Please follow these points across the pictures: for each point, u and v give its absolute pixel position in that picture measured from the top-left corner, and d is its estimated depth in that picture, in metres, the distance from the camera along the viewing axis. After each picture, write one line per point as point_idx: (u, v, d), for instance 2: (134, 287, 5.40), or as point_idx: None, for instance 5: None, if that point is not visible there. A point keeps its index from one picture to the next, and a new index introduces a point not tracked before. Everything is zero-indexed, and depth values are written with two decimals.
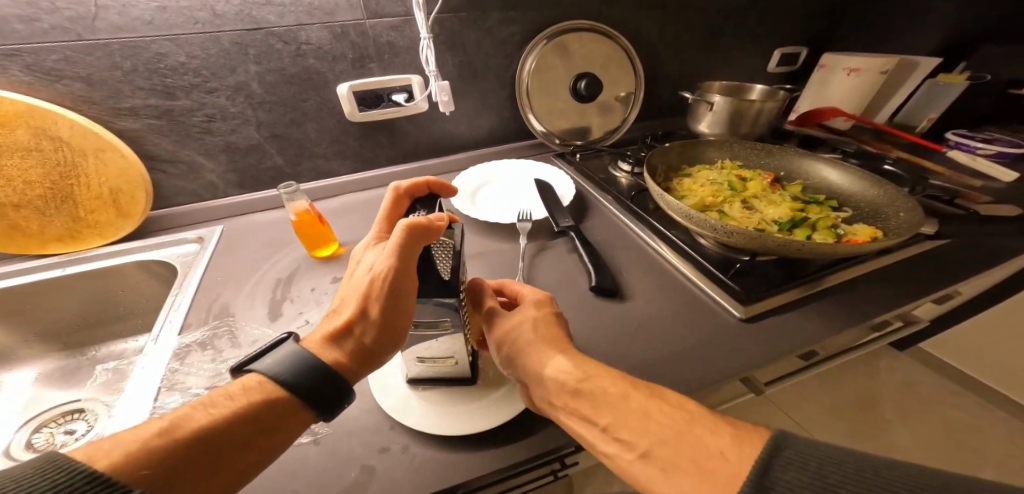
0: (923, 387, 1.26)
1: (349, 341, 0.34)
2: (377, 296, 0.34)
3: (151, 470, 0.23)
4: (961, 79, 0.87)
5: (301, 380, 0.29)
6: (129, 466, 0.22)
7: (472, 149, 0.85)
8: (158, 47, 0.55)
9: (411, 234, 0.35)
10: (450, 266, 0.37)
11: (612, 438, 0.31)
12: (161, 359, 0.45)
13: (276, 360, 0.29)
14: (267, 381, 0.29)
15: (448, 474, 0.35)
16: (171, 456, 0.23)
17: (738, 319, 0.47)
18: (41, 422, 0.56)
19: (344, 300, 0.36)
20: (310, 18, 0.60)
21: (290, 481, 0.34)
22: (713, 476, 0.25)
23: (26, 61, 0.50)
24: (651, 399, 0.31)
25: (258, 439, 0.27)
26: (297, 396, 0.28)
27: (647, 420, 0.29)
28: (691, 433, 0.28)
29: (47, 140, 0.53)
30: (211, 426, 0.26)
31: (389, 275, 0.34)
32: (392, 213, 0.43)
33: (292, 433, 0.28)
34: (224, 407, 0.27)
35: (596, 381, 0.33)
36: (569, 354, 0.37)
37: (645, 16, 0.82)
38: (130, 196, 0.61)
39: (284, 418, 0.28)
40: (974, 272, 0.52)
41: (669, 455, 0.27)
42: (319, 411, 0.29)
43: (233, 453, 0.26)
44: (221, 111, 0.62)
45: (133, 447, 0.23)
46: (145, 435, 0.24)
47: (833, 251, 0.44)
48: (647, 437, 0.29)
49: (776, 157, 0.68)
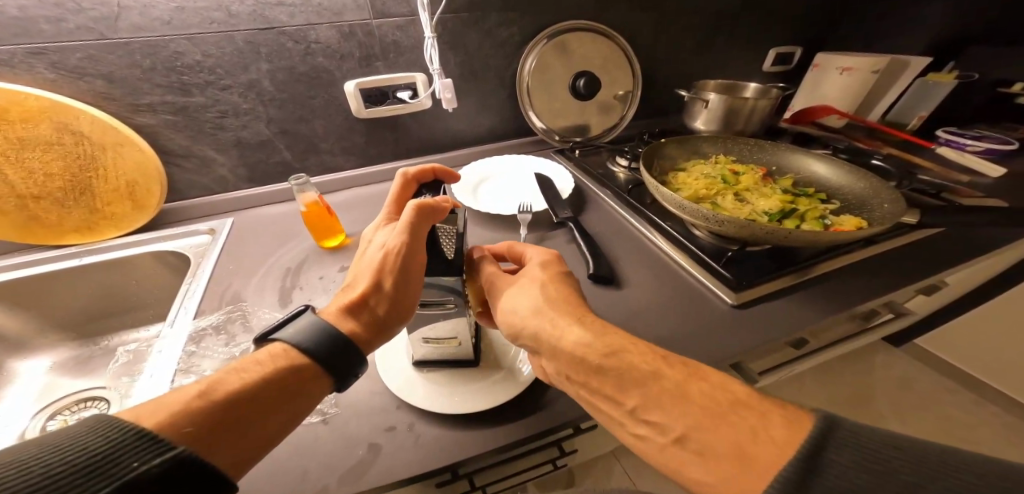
0: (918, 382, 1.27)
1: (364, 313, 0.36)
2: (390, 269, 0.37)
3: (193, 428, 0.25)
4: (950, 78, 0.89)
5: (322, 349, 0.31)
6: (174, 424, 0.24)
7: (474, 146, 0.87)
8: (175, 45, 0.57)
9: (421, 211, 0.38)
10: (453, 246, 0.40)
11: (640, 419, 0.31)
12: (177, 343, 0.47)
13: (298, 330, 0.31)
14: (290, 349, 0.31)
15: (452, 448, 0.37)
16: (209, 416, 0.26)
17: (729, 306, 0.50)
18: (57, 408, 0.58)
19: (357, 276, 0.38)
20: (320, 18, 0.62)
21: (301, 457, 0.36)
22: (755, 460, 0.25)
23: (51, 59, 0.53)
24: (689, 378, 0.31)
25: (284, 404, 0.29)
26: (318, 364, 0.31)
27: (681, 402, 0.29)
28: (730, 416, 0.28)
29: (69, 134, 0.56)
30: (243, 390, 0.28)
31: (401, 249, 0.36)
32: (400, 198, 0.46)
33: (315, 397, 0.31)
34: (253, 372, 0.29)
35: (622, 356, 0.33)
36: (584, 323, 0.37)
37: (643, 16, 0.84)
38: (146, 189, 0.63)
39: (307, 384, 0.30)
40: (956, 262, 0.55)
41: (706, 440, 0.27)
42: (337, 379, 0.32)
43: (263, 415, 0.28)
44: (233, 107, 0.65)
45: (176, 408, 0.25)
46: (184, 398, 0.26)
47: (819, 239, 0.46)
48: (684, 421, 0.29)
49: (769, 152, 0.71)
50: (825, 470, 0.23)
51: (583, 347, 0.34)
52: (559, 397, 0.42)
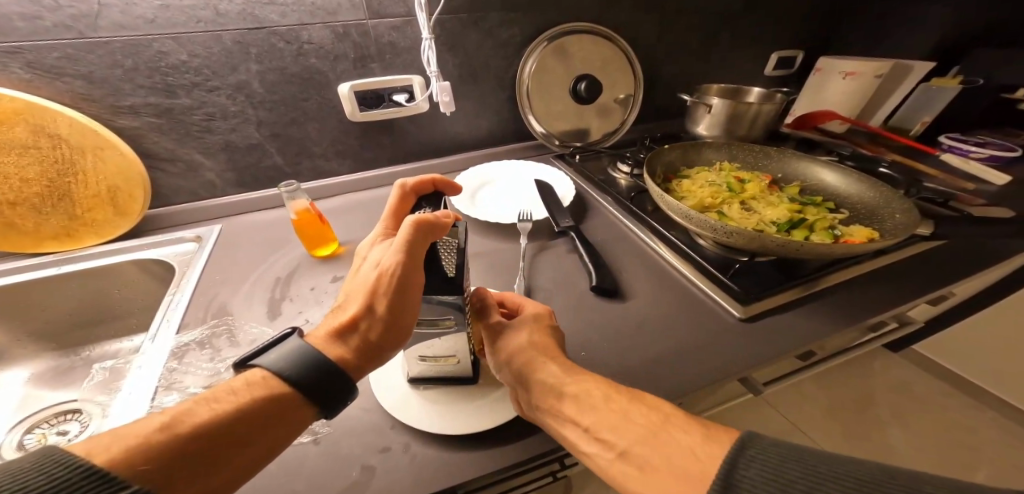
0: (918, 388, 1.27)
1: (354, 337, 0.34)
2: (384, 291, 0.34)
3: (149, 466, 0.22)
4: (954, 83, 0.88)
5: (306, 376, 0.29)
6: (128, 462, 0.22)
7: (472, 150, 0.85)
8: (160, 45, 0.55)
9: (420, 228, 0.35)
10: (455, 263, 0.37)
11: (593, 438, 0.32)
12: (158, 358, 0.44)
13: (281, 355, 0.29)
14: (270, 377, 0.29)
15: (449, 473, 0.35)
16: (170, 452, 0.23)
17: (737, 319, 0.48)
18: (34, 422, 0.56)
19: (350, 296, 0.36)
20: (313, 18, 0.60)
21: (288, 482, 0.34)
22: (687, 472, 0.27)
23: (27, 59, 0.50)
24: (634, 402, 0.33)
25: (258, 438, 0.26)
26: (299, 391, 0.28)
27: (627, 421, 0.31)
28: (668, 434, 0.29)
29: (46, 137, 0.53)
30: (213, 421, 0.25)
31: (396, 270, 0.34)
32: (398, 212, 0.43)
33: (296, 429, 0.28)
34: (225, 402, 0.26)
35: (584, 385, 0.35)
36: (559, 361, 0.38)
37: (645, 19, 0.82)
38: (128, 194, 0.60)
39: (286, 414, 0.28)
40: (967, 272, 0.53)
41: (646, 455, 0.29)
42: (322, 407, 0.29)
43: (235, 450, 0.25)
44: (221, 109, 0.62)
45: (134, 442, 0.23)
46: (145, 430, 0.23)
47: (831, 251, 0.44)
48: (627, 437, 0.30)
49: (774, 159, 0.69)
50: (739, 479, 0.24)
51: (553, 375, 0.36)
52: None
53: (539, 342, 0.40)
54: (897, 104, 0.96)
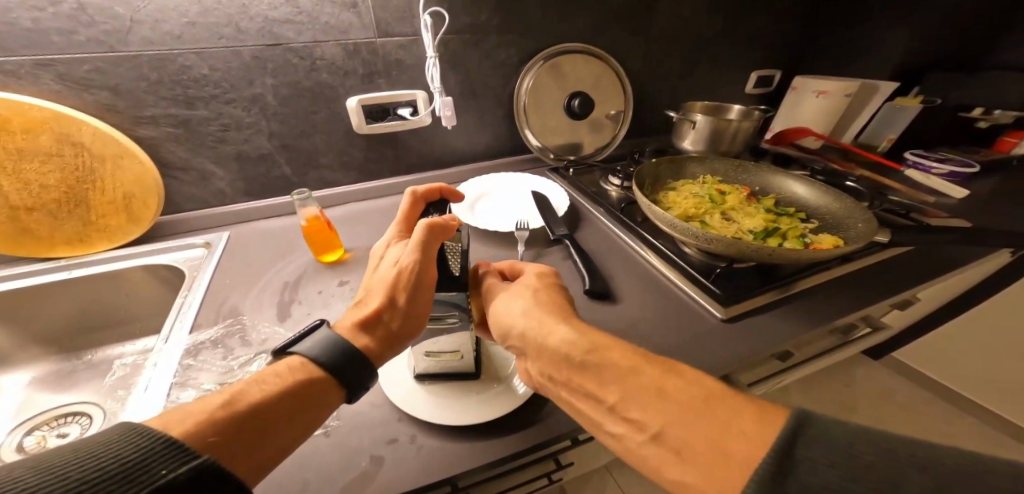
0: (896, 393, 1.32)
1: (378, 329, 0.37)
2: (405, 285, 0.38)
3: (216, 438, 0.26)
4: (915, 102, 0.95)
5: (337, 362, 0.32)
6: (197, 434, 0.25)
7: (471, 162, 0.89)
8: (183, 60, 0.58)
9: (435, 229, 0.41)
10: (460, 263, 0.43)
11: (621, 417, 0.32)
12: (173, 357, 0.47)
13: (314, 344, 0.33)
14: (307, 362, 0.32)
15: (453, 460, 0.37)
16: (231, 426, 0.26)
17: (717, 319, 0.52)
18: (35, 424, 0.56)
19: (369, 292, 0.40)
20: (326, 36, 0.64)
21: (304, 469, 0.36)
22: (726, 452, 0.25)
23: (58, 71, 0.53)
24: (665, 374, 0.32)
25: (300, 417, 0.30)
26: (332, 375, 0.32)
27: (660, 401, 0.30)
28: (709, 414, 0.28)
29: (69, 145, 0.56)
30: (263, 401, 0.29)
31: (417, 265, 0.39)
32: (409, 217, 0.47)
33: (330, 410, 0.31)
34: (272, 384, 0.30)
35: (603, 356, 0.35)
36: (568, 324, 0.39)
37: (635, 41, 0.89)
38: (142, 202, 0.63)
39: (324, 396, 0.31)
40: (924, 278, 0.58)
41: (680, 435, 0.28)
42: (348, 390, 0.32)
43: (282, 426, 0.29)
44: (236, 121, 0.66)
45: (201, 418, 0.26)
46: (208, 408, 0.27)
47: (800, 257, 0.49)
48: (658, 417, 0.30)
49: (750, 173, 0.75)
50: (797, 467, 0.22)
51: (570, 346, 0.37)
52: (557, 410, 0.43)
53: (541, 304, 0.42)
54: (866, 122, 1.03)
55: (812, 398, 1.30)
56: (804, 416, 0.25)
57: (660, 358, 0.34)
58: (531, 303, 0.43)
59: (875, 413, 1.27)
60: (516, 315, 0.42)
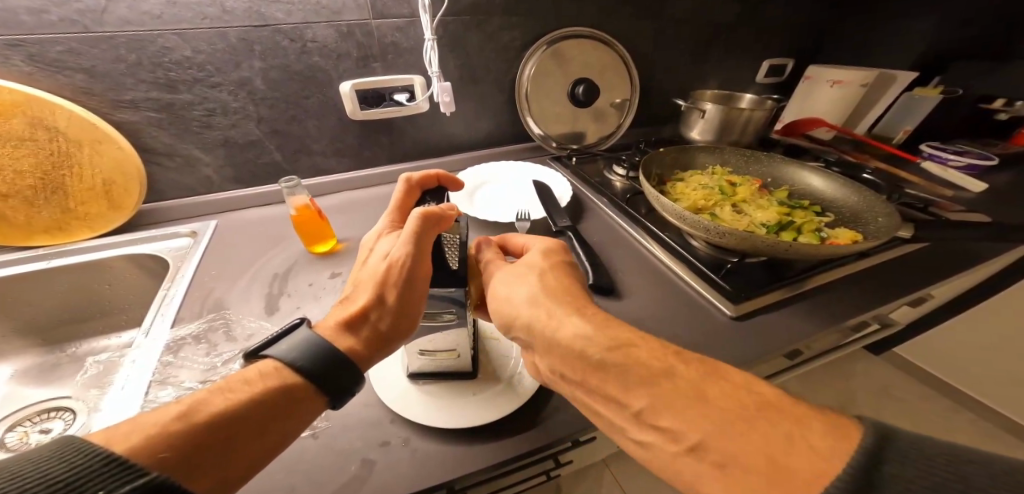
0: (899, 389, 1.30)
1: (365, 327, 0.35)
2: (394, 282, 0.36)
3: (169, 453, 0.23)
4: (935, 93, 0.91)
5: (318, 367, 0.30)
6: (147, 449, 0.23)
7: (470, 150, 0.86)
8: (165, 41, 0.55)
9: (427, 221, 0.37)
10: (458, 256, 0.40)
11: (647, 424, 0.29)
12: (153, 352, 0.44)
13: (290, 347, 0.30)
14: (282, 367, 0.30)
15: (450, 465, 0.35)
16: (188, 440, 0.24)
17: (728, 317, 0.49)
18: (18, 419, 0.54)
19: (357, 288, 0.37)
20: (317, 17, 0.60)
21: (289, 473, 0.34)
22: (787, 472, 0.23)
23: (29, 52, 0.50)
24: (697, 377, 0.29)
25: (270, 428, 0.27)
26: (311, 381, 0.30)
27: (700, 405, 0.27)
28: (765, 424, 0.25)
29: (43, 130, 0.52)
30: (227, 411, 0.26)
31: (407, 261, 0.36)
32: (402, 205, 0.44)
33: (306, 418, 0.29)
34: (240, 392, 0.28)
35: (628, 352, 0.31)
36: (584, 316, 0.35)
37: (643, 26, 0.84)
38: (123, 188, 0.60)
39: (298, 405, 0.29)
40: (944, 275, 0.56)
41: (721, 447, 0.25)
42: (332, 397, 0.30)
43: (249, 440, 0.27)
44: (222, 105, 0.62)
45: (153, 431, 0.24)
46: (164, 419, 0.25)
47: (817, 252, 0.46)
48: (697, 427, 0.26)
49: (764, 164, 0.71)
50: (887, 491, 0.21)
51: (582, 339, 0.33)
52: (558, 412, 0.40)
53: (547, 288, 0.38)
54: (881, 113, 1.00)
55: (813, 394, 1.28)
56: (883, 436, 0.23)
57: (692, 356, 0.31)
58: (536, 288, 0.38)
59: (877, 409, 1.25)
60: (518, 304, 0.38)
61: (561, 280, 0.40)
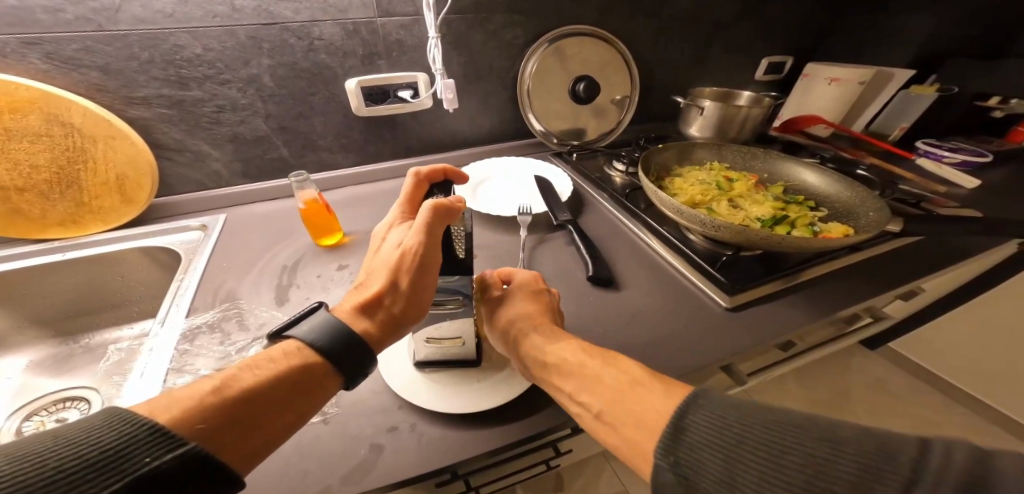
0: (893, 383, 1.33)
1: (378, 312, 0.36)
2: (407, 269, 0.38)
3: (204, 425, 0.25)
4: (931, 91, 0.93)
5: (334, 347, 0.31)
6: (185, 421, 0.25)
7: (472, 146, 0.87)
8: (177, 39, 0.56)
9: (440, 212, 0.39)
10: (465, 244, 0.42)
11: (575, 402, 0.36)
12: (170, 341, 0.46)
13: (309, 329, 0.32)
14: (304, 347, 0.32)
15: (455, 448, 0.37)
16: (221, 412, 0.26)
17: (722, 309, 0.51)
18: (34, 409, 0.56)
19: (371, 275, 0.39)
20: (324, 15, 0.62)
21: (303, 456, 0.36)
22: (650, 425, 0.30)
23: (45, 50, 0.51)
24: (605, 366, 0.36)
25: (294, 402, 0.29)
26: (329, 360, 0.31)
27: (603, 385, 0.34)
28: (636, 392, 0.32)
29: (59, 126, 0.54)
30: (255, 387, 0.28)
31: (420, 250, 0.38)
32: (413, 197, 0.46)
33: (326, 394, 0.31)
34: (266, 369, 0.30)
35: (559, 354, 0.38)
36: (540, 330, 0.42)
37: (644, 23, 0.85)
38: (135, 182, 0.62)
39: (320, 384, 0.31)
40: (934, 270, 0.57)
41: (614, 415, 0.32)
42: (345, 378, 0.32)
43: (276, 415, 0.28)
44: (231, 102, 0.64)
45: (189, 404, 0.26)
46: (197, 394, 0.26)
47: (810, 245, 0.48)
48: (596, 399, 0.34)
49: (760, 160, 0.73)
50: (690, 430, 0.27)
51: (534, 350, 0.40)
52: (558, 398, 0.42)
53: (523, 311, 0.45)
54: (878, 110, 1.01)
55: (808, 388, 1.30)
56: (704, 394, 0.29)
57: (602, 352, 0.38)
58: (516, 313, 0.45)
59: (872, 403, 1.27)
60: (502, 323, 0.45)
61: (540, 303, 0.47)
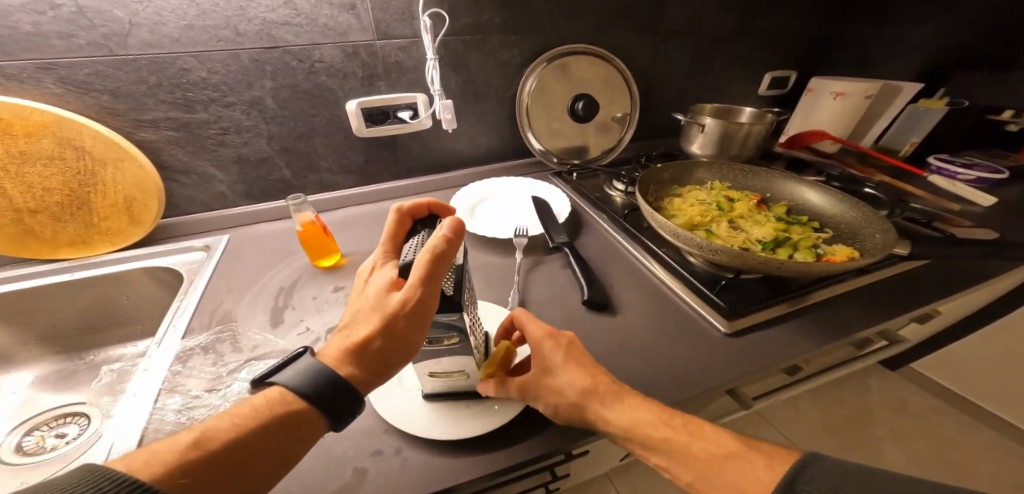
0: (916, 404, 1.26)
1: (367, 356, 0.34)
2: (397, 317, 0.33)
3: (185, 479, 0.26)
4: (940, 105, 0.90)
5: (318, 394, 0.31)
6: (166, 477, 0.26)
7: (473, 165, 0.88)
8: (183, 62, 0.58)
9: (439, 254, 0.33)
10: (454, 283, 0.37)
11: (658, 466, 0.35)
12: (164, 362, 0.46)
13: (294, 374, 0.32)
14: (286, 394, 0.32)
15: (439, 476, 0.36)
16: (201, 467, 0.27)
17: (722, 334, 0.49)
18: (36, 423, 0.56)
19: (359, 315, 0.36)
20: (324, 38, 0.63)
21: (285, 481, 0.35)
22: None
23: (59, 75, 0.53)
24: (693, 437, 0.34)
25: (275, 451, 0.30)
26: (312, 406, 0.31)
27: (689, 457, 0.33)
28: (733, 464, 0.32)
29: (71, 149, 0.56)
30: (234, 439, 0.29)
31: (413, 299, 0.33)
32: (396, 235, 0.40)
33: (311, 439, 0.31)
34: (247, 419, 0.30)
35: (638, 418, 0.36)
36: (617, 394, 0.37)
37: (642, 41, 0.86)
38: (143, 204, 0.63)
39: (302, 431, 0.31)
40: (947, 291, 0.55)
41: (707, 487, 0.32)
42: (333, 421, 0.32)
43: (257, 463, 0.29)
44: (235, 124, 0.65)
45: (171, 460, 0.27)
46: (177, 448, 0.27)
47: (810, 269, 0.46)
48: (690, 472, 0.33)
49: (763, 179, 0.72)
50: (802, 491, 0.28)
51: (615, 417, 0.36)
52: (549, 423, 0.40)
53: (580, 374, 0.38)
54: (887, 125, 0.99)
55: (824, 409, 1.24)
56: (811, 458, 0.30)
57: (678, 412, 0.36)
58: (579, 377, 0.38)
59: (894, 426, 1.20)
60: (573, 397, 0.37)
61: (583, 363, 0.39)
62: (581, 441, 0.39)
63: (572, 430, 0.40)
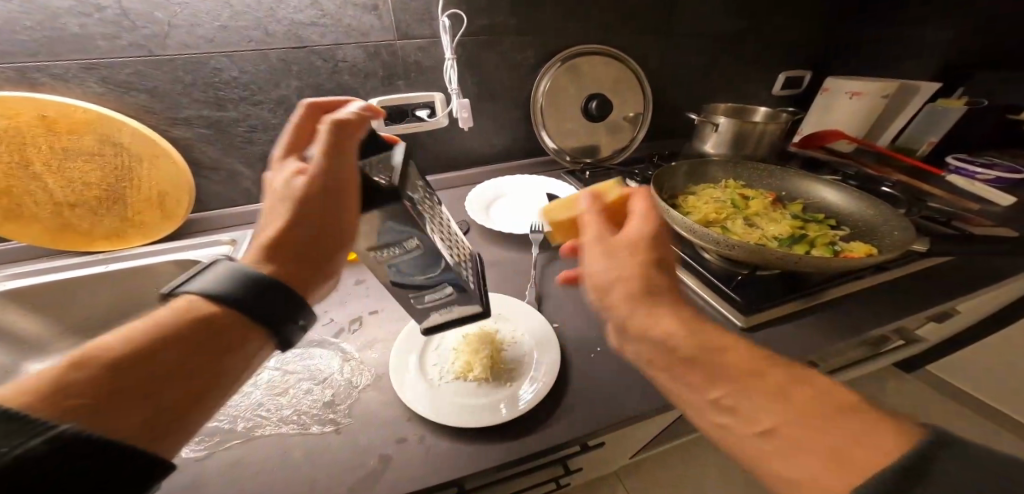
0: (933, 408, 1.23)
1: (288, 254, 0.30)
2: (312, 197, 0.29)
3: (79, 399, 0.20)
4: (960, 104, 0.90)
5: (240, 296, 0.27)
6: (47, 401, 0.20)
7: (487, 164, 0.89)
8: (216, 62, 0.60)
9: (342, 126, 0.30)
10: (388, 174, 0.31)
11: (721, 409, 0.26)
12: None
13: (203, 282, 0.27)
14: (199, 304, 0.26)
15: (463, 463, 0.37)
16: (100, 385, 0.21)
17: (739, 329, 0.50)
18: None
19: (269, 217, 0.31)
20: (349, 38, 0.65)
21: (315, 465, 0.36)
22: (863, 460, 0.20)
23: (102, 75, 0.56)
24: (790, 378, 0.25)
25: (200, 364, 0.25)
26: (239, 311, 0.27)
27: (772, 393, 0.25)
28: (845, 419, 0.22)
29: (110, 145, 0.58)
30: (139, 352, 0.23)
31: (320, 174, 0.29)
32: (303, 135, 0.35)
33: (245, 349, 0.27)
34: (151, 330, 0.24)
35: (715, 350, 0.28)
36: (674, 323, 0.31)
37: (657, 40, 0.87)
38: (175, 199, 0.66)
39: (234, 341, 0.26)
40: (967, 289, 0.55)
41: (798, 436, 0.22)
42: (272, 328, 0.28)
43: (172, 382, 0.24)
44: (262, 122, 0.68)
45: (50, 386, 0.20)
46: (58, 368, 0.21)
47: (829, 265, 0.46)
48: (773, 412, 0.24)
49: (778, 178, 0.72)
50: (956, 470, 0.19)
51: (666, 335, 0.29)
52: (569, 412, 0.41)
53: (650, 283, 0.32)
54: (905, 124, 0.98)
55: None
56: None
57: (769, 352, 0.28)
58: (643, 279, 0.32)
59: None
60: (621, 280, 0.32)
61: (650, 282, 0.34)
62: (600, 431, 0.40)
63: (591, 420, 0.41)
